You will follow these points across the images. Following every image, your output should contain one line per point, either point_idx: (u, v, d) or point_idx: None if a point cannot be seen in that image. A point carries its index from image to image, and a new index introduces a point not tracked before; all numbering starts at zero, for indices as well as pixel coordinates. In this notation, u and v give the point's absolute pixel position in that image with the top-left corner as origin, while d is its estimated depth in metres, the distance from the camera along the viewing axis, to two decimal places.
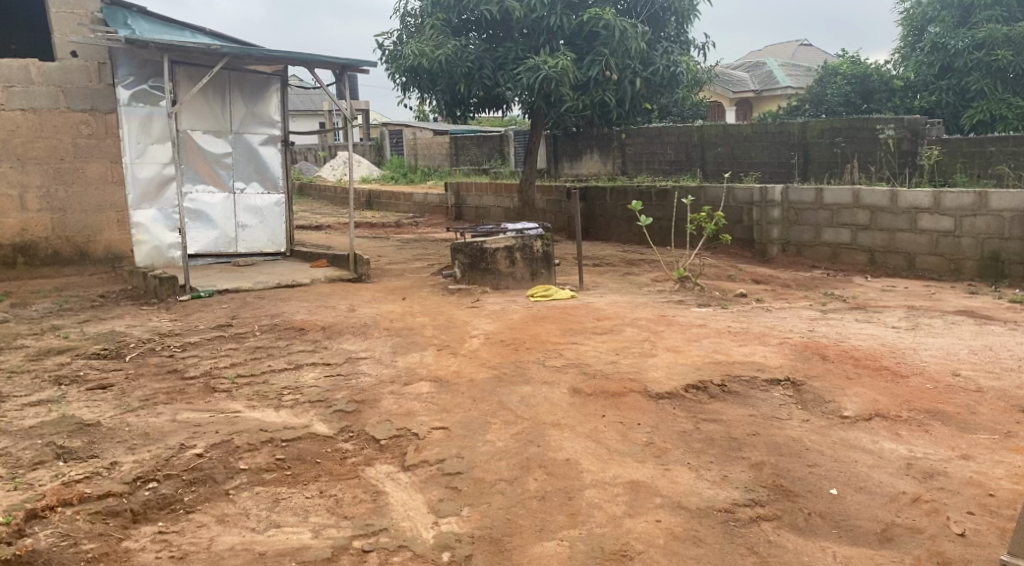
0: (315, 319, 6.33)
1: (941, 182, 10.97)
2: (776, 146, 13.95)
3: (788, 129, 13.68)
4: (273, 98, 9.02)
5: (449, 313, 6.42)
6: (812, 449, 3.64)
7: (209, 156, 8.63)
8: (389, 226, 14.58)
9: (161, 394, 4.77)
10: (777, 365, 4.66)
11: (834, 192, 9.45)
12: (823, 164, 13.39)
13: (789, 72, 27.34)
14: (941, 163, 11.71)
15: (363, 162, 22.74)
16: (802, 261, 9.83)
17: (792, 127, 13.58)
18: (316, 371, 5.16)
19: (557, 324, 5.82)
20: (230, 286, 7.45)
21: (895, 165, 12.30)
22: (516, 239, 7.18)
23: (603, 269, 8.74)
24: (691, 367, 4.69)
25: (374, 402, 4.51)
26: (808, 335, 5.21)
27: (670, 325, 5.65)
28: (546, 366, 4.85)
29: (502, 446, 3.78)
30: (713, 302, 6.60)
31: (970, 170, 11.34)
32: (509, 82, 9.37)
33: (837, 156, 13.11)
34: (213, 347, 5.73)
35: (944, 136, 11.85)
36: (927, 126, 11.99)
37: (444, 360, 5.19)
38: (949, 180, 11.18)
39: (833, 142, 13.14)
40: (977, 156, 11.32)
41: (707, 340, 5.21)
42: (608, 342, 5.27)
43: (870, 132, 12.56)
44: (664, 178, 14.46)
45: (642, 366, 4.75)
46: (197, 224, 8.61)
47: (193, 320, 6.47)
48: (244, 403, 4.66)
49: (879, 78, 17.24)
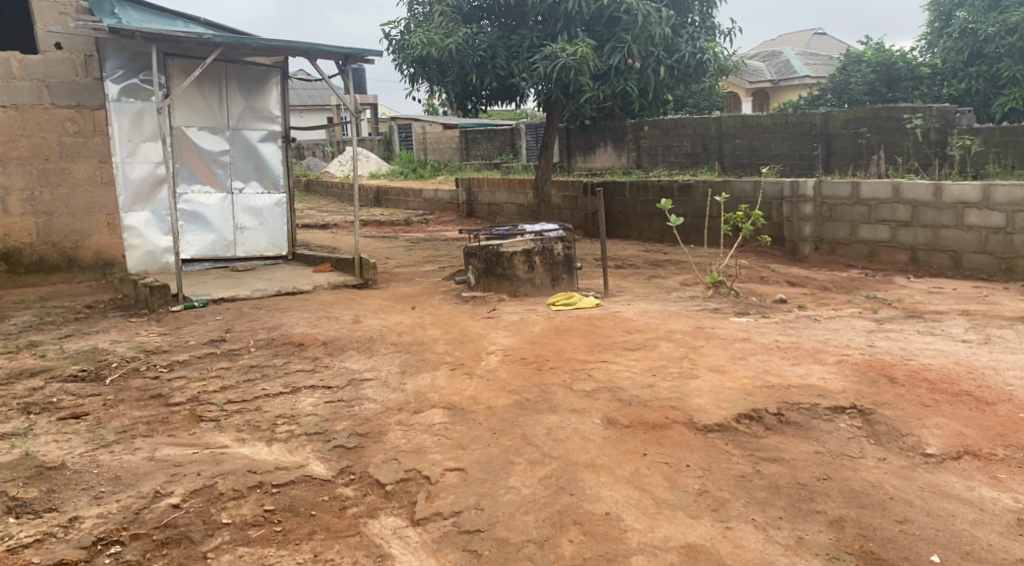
0: (315, 333, 5.78)
1: (974, 174, 10.33)
2: (797, 137, 13.33)
3: (810, 119, 13.08)
4: (274, 92, 8.48)
5: (462, 324, 5.85)
6: (898, 499, 3.08)
7: (205, 154, 8.09)
8: (398, 224, 14.04)
9: (140, 425, 4.24)
10: (840, 388, 4.07)
11: (872, 186, 8.83)
12: (847, 156, 12.72)
13: (807, 62, 26.59)
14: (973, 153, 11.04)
15: (371, 157, 22.17)
16: (837, 260, 9.22)
17: (815, 118, 12.97)
18: (315, 396, 4.61)
19: (582, 338, 5.23)
20: (226, 294, 6.92)
21: (923, 156, 11.68)
22: (535, 241, 6.59)
23: (626, 272, 8.15)
24: (741, 391, 4.10)
25: (378, 436, 3.96)
26: (870, 351, 4.60)
27: (709, 338, 5.06)
28: (574, 391, 4.28)
29: (529, 495, 3.23)
30: (752, 310, 6.00)
31: (1004, 161, 10.65)
32: (525, 71, 8.77)
33: (862, 147, 12.46)
34: (203, 367, 5.19)
35: (976, 125, 11.18)
36: (957, 115, 11.40)
37: (457, 382, 4.62)
38: (982, 171, 10.53)
39: (857, 133, 12.49)
40: (1011, 146, 10.63)
41: (755, 357, 4.62)
42: (642, 361, 4.69)
43: (898, 121, 11.96)
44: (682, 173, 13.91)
45: (684, 391, 4.16)
46: (194, 226, 8.11)
47: (183, 334, 5.93)
48: (231, 437, 4.12)
49: (905, 65, 16.57)
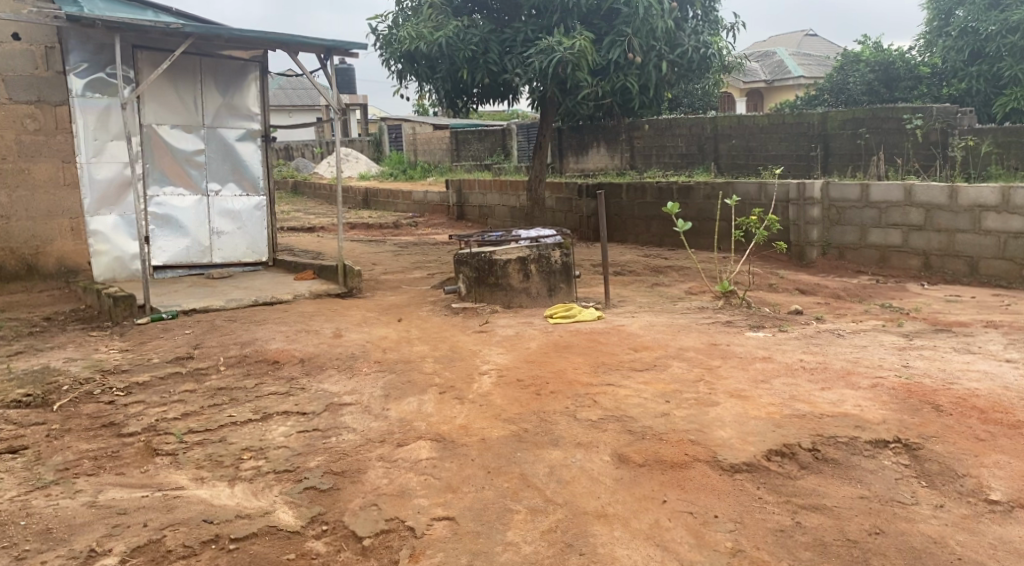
0: (291, 349, 5.27)
1: (976, 176, 9.90)
2: (795, 137, 12.89)
3: (808, 119, 12.63)
4: (252, 89, 7.97)
5: (452, 340, 5.35)
6: (967, 560, 2.61)
7: (178, 153, 7.56)
8: (387, 226, 13.54)
9: (86, 461, 3.74)
10: (879, 418, 3.59)
11: (882, 188, 8.39)
12: (846, 156, 12.26)
13: (801, 61, 26.21)
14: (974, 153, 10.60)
15: (359, 158, 21.63)
16: (845, 265, 8.77)
17: (812, 118, 12.54)
18: (287, 424, 4.11)
19: (584, 356, 4.74)
20: (198, 305, 6.40)
21: (922, 157, 11.24)
22: (530, 248, 6.11)
23: (627, 279, 7.69)
24: (768, 423, 3.62)
25: (356, 475, 3.46)
26: (906, 373, 4.13)
27: (726, 357, 4.59)
28: (578, 421, 3.78)
29: (531, 556, 2.76)
30: (767, 324, 5.53)
31: (1007, 162, 10.20)
32: (518, 66, 8.28)
33: (860, 148, 12.00)
34: (165, 389, 4.68)
35: (978, 126, 10.75)
36: (958, 115, 10.97)
37: (447, 409, 4.12)
38: (985, 172, 10.10)
39: (855, 134, 12.05)
40: (1014, 147, 10.20)
41: (779, 381, 4.14)
42: (654, 385, 4.19)
43: (897, 121, 11.55)
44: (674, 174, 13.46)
45: (704, 422, 3.68)
46: (166, 231, 7.58)
47: (146, 350, 5.41)
48: (188, 475, 3.61)
49: (904, 64, 16.14)
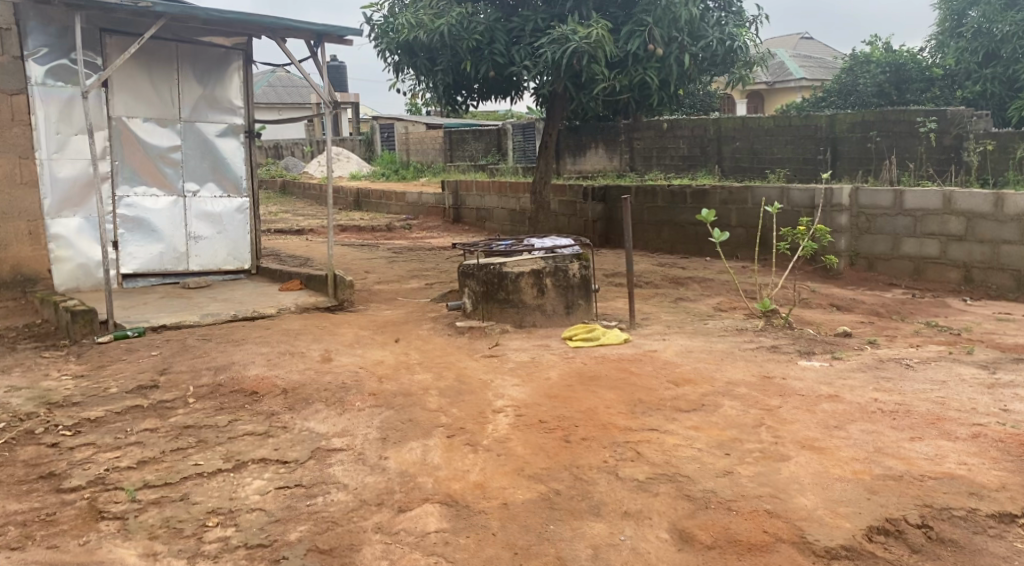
0: (273, 376, 4.56)
1: (994, 182, 9.33)
2: (802, 140, 12.18)
3: (815, 121, 11.95)
4: (235, 80, 7.24)
5: (460, 366, 4.65)
6: None
7: (151, 150, 6.83)
8: (379, 229, 12.82)
9: (11, 530, 3.02)
10: (997, 483, 2.91)
11: (918, 194, 7.73)
12: (855, 160, 11.55)
13: (803, 63, 25.59)
14: (992, 159, 10.02)
15: (349, 158, 20.91)
16: (876, 278, 8.09)
17: (819, 120, 11.86)
18: (264, 477, 3.41)
19: (617, 392, 4.05)
20: (169, 321, 5.67)
21: (937, 162, 10.68)
22: (546, 260, 5.39)
23: (647, 293, 7.00)
24: (858, 487, 2.92)
25: (348, 555, 2.76)
26: (1009, 420, 3.45)
27: (785, 396, 3.89)
28: (621, 482, 3.09)
29: None
30: (818, 350, 4.85)
31: None
32: (526, 58, 7.55)
33: (870, 152, 11.31)
34: (121, 428, 3.96)
35: (994, 130, 10.14)
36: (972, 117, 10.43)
37: (458, 459, 3.41)
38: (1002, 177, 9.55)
39: (865, 137, 11.35)
40: None
41: (857, 428, 3.45)
42: (706, 431, 3.52)
43: (909, 125, 10.89)
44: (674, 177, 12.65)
45: (778, 485, 2.99)
46: (137, 235, 6.83)
47: (105, 377, 4.69)
48: (138, 549, 2.89)
49: (915, 66, 15.45)
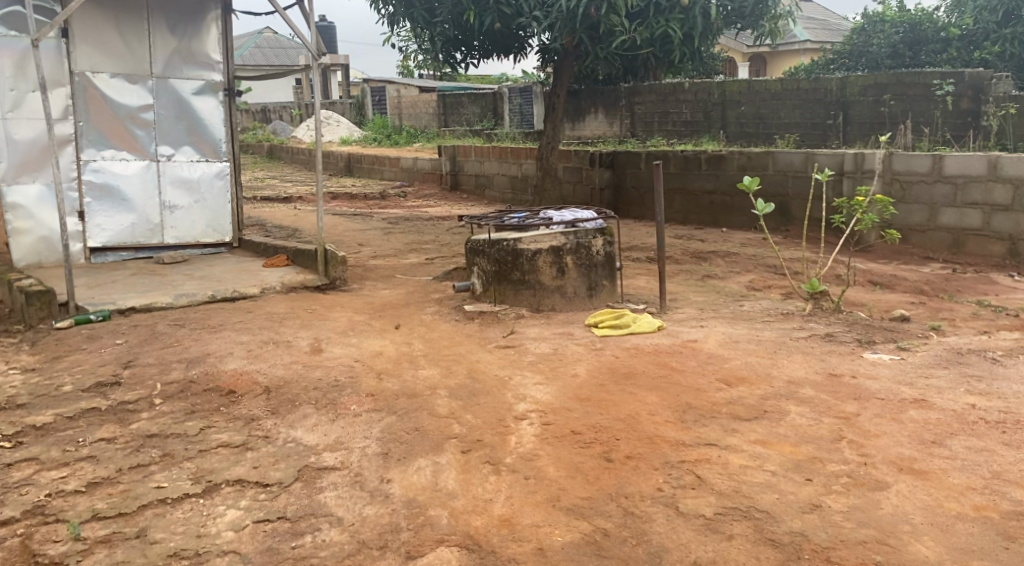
0: (254, 372, 3.92)
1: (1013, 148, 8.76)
2: (811, 104, 11.40)
3: (825, 84, 11.17)
4: (212, 30, 6.46)
5: (471, 360, 4.01)
6: None
7: (119, 109, 6.10)
8: (372, 198, 12.10)
9: None
10: None
11: (960, 159, 6.98)
12: (866, 125, 10.80)
13: (807, 25, 24.64)
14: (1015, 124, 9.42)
15: (339, 122, 20.07)
16: (910, 251, 7.39)
17: (831, 82, 11.09)
18: (240, 506, 2.78)
19: (660, 393, 3.43)
20: (138, 302, 5.01)
21: (953, 127, 10.01)
22: (566, 236, 4.74)
23: (669, 269, 6.36)
24: (989, 531, 2.33)
25: None
26: None
27: (862, 401, 3.28)
28: (684, 518, 2.49)
29: None
30: (880, 339, 4.23)
31: None
32: (536, 8, 6.82)
33: (882, 117, 10.56)
34: (70, 438, 3.32)
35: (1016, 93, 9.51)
36: (992, 81, 9.70)
37: (477, 484, 2.79)
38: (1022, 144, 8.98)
39: (878, 100, 10.59)
40: None
41: (961, 444, 2.85)
42: (776, 447, 2.90)
43: (925, 87, 10.18)
44: (677, 142, 11.90)
45: (883, 525, 2.39)
46: (106, 204, 6.13)
47: (59, 370, 4.04)
48: None
49: (931, 25, 14.28)
